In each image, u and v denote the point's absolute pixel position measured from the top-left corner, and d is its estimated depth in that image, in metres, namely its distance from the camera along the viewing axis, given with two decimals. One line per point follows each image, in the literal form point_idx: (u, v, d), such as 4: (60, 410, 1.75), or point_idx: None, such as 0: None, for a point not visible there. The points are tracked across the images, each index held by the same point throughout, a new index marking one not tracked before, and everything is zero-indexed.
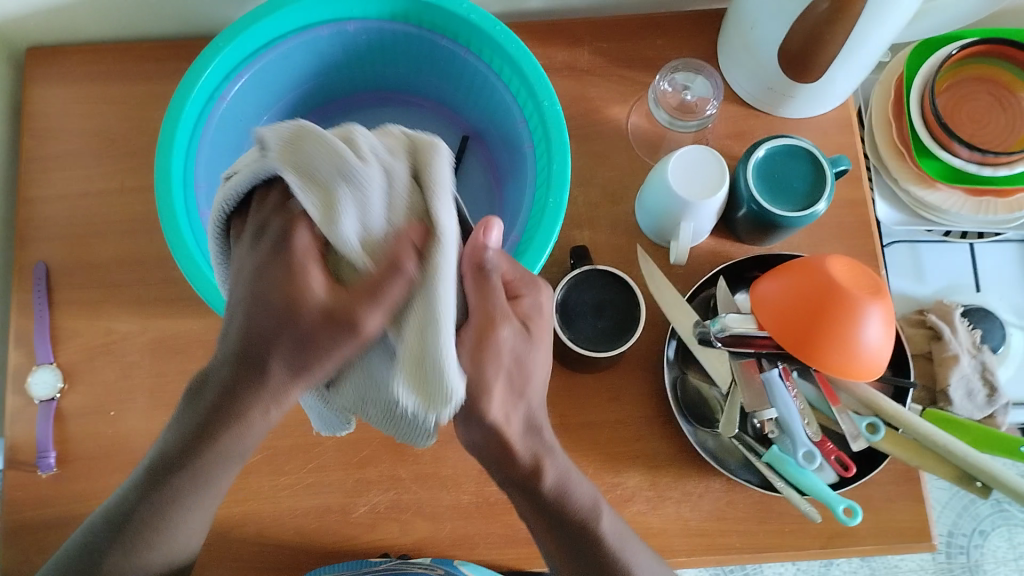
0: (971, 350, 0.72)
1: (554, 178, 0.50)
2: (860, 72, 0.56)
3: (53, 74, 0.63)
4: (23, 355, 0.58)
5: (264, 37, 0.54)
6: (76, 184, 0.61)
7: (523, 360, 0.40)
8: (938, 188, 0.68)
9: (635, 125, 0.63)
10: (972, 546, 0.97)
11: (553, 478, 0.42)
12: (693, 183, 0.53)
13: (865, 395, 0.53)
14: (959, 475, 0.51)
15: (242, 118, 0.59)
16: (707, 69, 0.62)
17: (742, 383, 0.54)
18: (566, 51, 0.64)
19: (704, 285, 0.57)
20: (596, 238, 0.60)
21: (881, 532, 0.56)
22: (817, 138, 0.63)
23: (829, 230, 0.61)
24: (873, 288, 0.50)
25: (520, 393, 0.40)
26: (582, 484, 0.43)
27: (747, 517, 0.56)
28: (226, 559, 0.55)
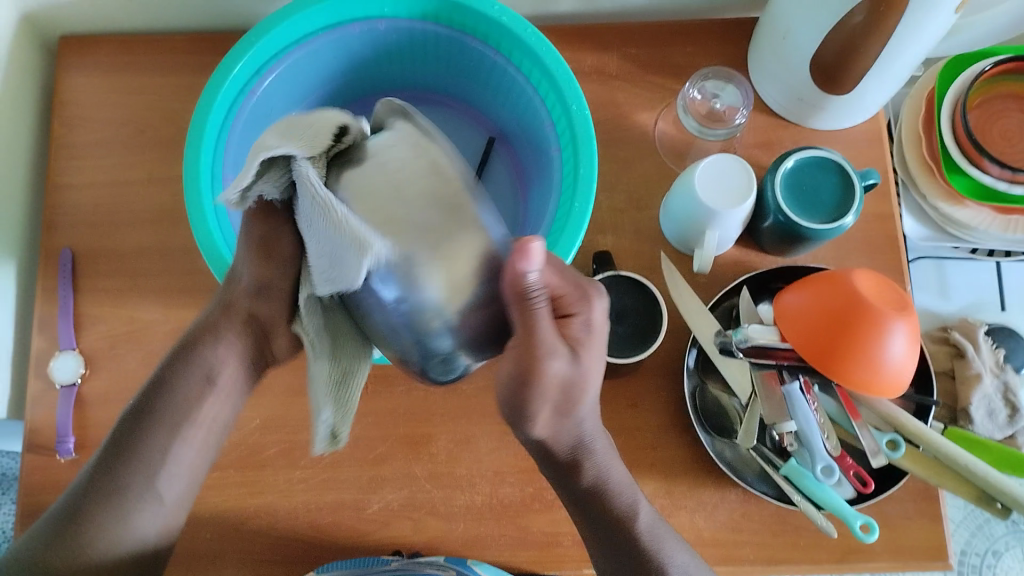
0: (993, 369, 0.72)
1: (580, 183, 0.50)
2: (891, 86, 0.56)
3: (86, 63, 0.64)
4: (48, 340, 0.59)
5: (296, 33, 0.55)
6: (104, 173, 0.62)
7: (573, 387, 0.40)
8: (966, 204, 0.67)
9: (662, 131, 0.63)
10: (985, 566, 0.96)
11: (592, 475, 0.45)
12: (719, 193, 0.53)
13: (887, 411, 0.53)
14: (979, 496, 0.51)
15: (271, 112, 0.59)
16: (737, 78, 0.62)
17: (761, 394, 0.53)
18: (595, 56, 0.64)
19: (726, 295, 0.57)
20: (619, 244, 0.60)
21: (897, 550, 0.55)
22: (846, 151, 0.62)
23: (855, 243, 0.60)
24: (898, 304, 0.50)
25: (567, 413, 0.42)
26: (619, 474, 0.47)
27: (762, 529, 0.55)
28: (239, 549, 0.55)
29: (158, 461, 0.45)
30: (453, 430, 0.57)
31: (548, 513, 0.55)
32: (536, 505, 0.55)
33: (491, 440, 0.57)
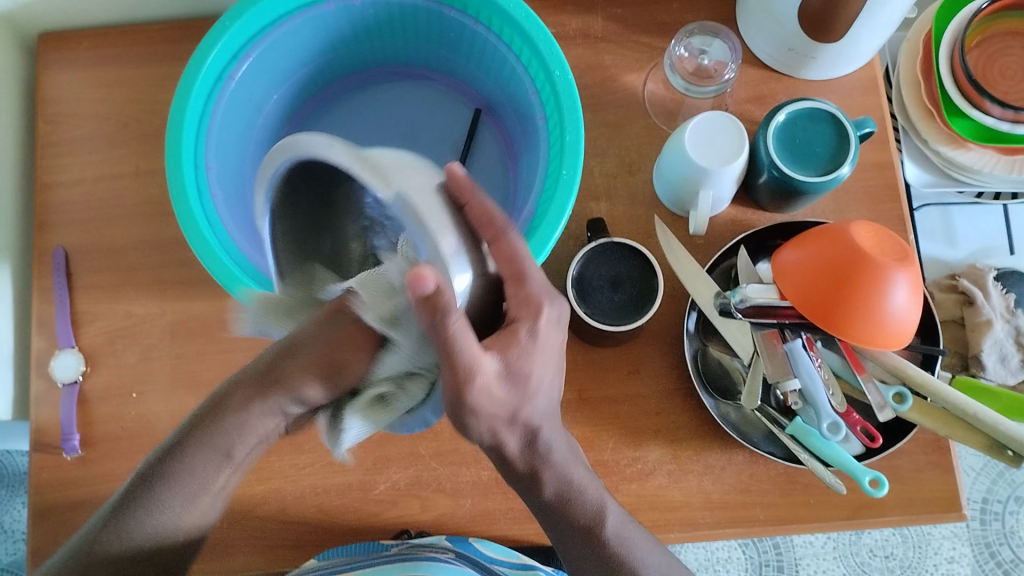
0: (1004, 314, 0.70)
1: (568, 149, 0.49)
2: (884, 29, 0.54)
3: (66, 59, 0.63)
4: (47, 339, 0.59)
5: (271, 14, 0.53)
6: (90, 169, 0.61)
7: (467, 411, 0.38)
8: (970, 147, 0.65)
9: (651, 92, 0.61)
10: (1008, 513, 0.96)
11: (564, 478, 0.44)
12: (711, 151, 0.52)
13: (892, 364, 0.52)
14: (990, 444, 0.50)
15: (253, 97, 0.58)
16: (724, 31, 0.61)
17: (764, 353, 0.52)
18: (579, 18, 0.62)
19: (724, 255, 0.56)
20: (614, 210, 0.59)
21: (909, 503, 0.55)
22: (841, 101, 0.61)
23: (853, 194, 0.59)
24: (898, 254, 0.49)
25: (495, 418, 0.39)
26: (590, 485, 0.45)
27: (771, 489, 0.55)
28: (254, 538, 0.55)
29: (197, 482, 0.44)
30: None
31: None
32: None
33: None
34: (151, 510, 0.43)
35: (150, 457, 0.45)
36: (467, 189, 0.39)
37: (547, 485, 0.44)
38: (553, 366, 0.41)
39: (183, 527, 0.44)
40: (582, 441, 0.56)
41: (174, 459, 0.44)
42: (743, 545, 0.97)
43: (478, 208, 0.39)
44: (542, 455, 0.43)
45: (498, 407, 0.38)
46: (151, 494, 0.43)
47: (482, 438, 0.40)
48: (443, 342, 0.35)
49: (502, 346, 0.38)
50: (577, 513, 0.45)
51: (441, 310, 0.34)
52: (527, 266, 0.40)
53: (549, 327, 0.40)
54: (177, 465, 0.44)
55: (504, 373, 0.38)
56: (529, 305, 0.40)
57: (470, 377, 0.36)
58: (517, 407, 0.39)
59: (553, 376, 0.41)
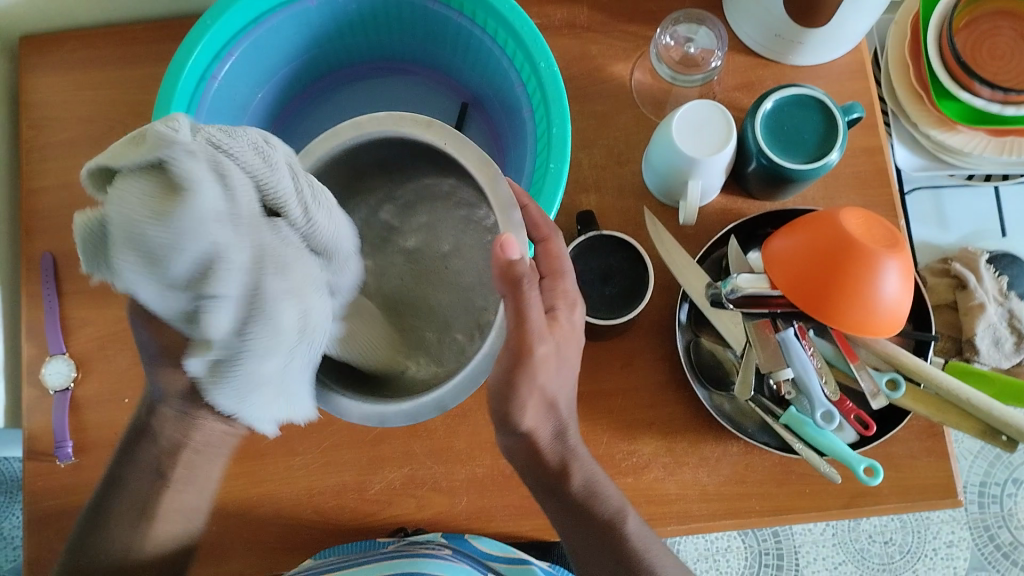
0: (997, 297, 0.70)
1: (555, 142, 0.48)
2: (872, 13, 0.53)
3: (46, 61, 0.62)
4: (37, 346, 0.58)
5: (252, 12, 0.53)
6: (75, 173, 0.61)
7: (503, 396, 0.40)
8: (959, 130, 0.65)
9: (639, 82, 0.61)
10: (1006, 495, 0.96)
11: (581, 482, 0.45)
12: (699, 140, 0.51)
13: (886, 351, 0.51)
14: (984, 430, 0.50)
15: (236, 96, 0.57)
16: (709, 19, 0.60)
17: (757, 343, 0.52)
18: (564, 8, 0.61)
19: (714, 246, 0.56)
20: (603, 202, 0.59)
21: (906, 490, 0.55)
22: (830, 87, 0.60)
23: (844, 181, 0.59)
24: (888, 240, 0.48)
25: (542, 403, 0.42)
26: (609, 486, 0.46)
27: (767, 479, 0.55)
28: (249, 541, 0.55)
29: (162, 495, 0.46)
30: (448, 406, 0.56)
31: None
32: None
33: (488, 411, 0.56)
34: (113, 529, 0.46)
35: (105, 473, 0.48)
36: (525, 195, 0.44)
37: (575, 478, 0.44)
38: (571, 359, 0.43)
39: (171, 539, 0.48)
40: None
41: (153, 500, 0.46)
42: (743, 533, 0.97)
43: (534, 214, 0.44)
44: (567, 445, 0.44)
45: (546, 383, 0.41)
46: (111, 513, 0.46)
47: (522, 422, 0.42)
48: (518, 306, 0.39)
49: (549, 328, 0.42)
50: (597, 511, 0.45)
51: (520, 279, 0.38)
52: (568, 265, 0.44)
53: (580, 321, 0.44)
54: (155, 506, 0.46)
55: (556, 353, 0.41)
56: (567, 299, 0.43)
57: (533, 344, 0.39)
58: (546, 390, 0.42)
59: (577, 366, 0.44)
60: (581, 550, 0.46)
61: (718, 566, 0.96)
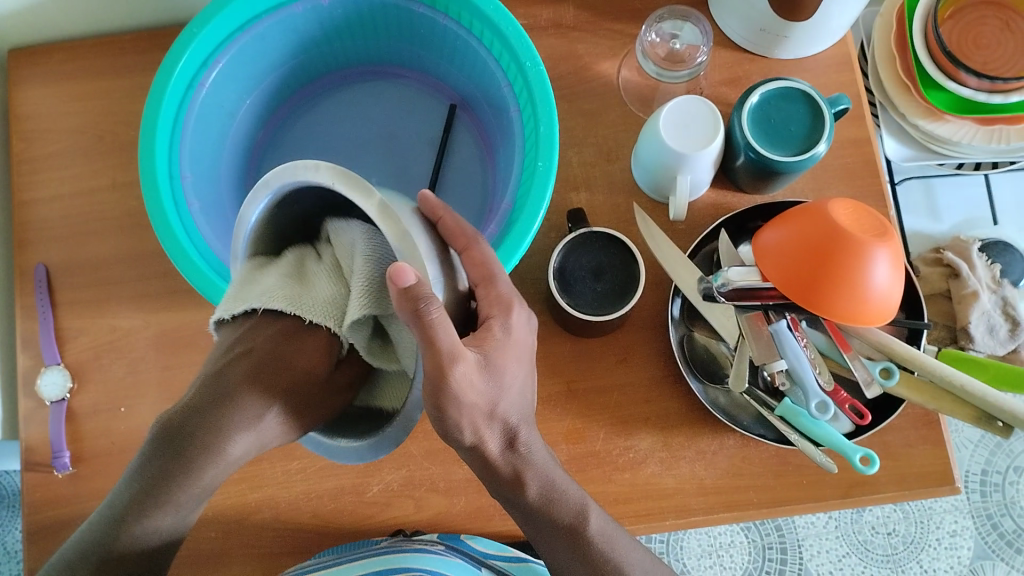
0: (990, 285, 0.70)
1: (542, 141, 0.49)
2: (856, 5, 0.54)
3: (35, 74, 0.63)
4: (32, 357, 0.58)
5: (238, 19, 0.53)
6: (66, 184, 0.61)
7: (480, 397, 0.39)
8: (946, 119, 0.65)
9: (626, 80, 0.61)
10: (1007, 483, 0.97)
11: (537, 488, 0.43)
12: (686, 136, 0.52)
13: (878, 339, 0.51)
14: (979, 416, 0.50)
15: (224, 104, 0.58)
16: (694, 14, 0.60)
17: (750, 336, 0.52)
18: (550, 8, 0.62)
19: (706, 240, 0.56)
20: (593, 199, 0.59)
21: (902, 478, 0.55)
22: (816, 79, 0.61)
23: (833, 172, 0.59)
24: (877, 229, 0.49)
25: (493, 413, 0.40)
26: (564, 482, 0.44)
27: (764, 471, 0.55)
28: (248, 546, 0.55)
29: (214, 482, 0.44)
30: None
31: None
32: None
33: None
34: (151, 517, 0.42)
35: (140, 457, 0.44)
36: (440, 208, 0.42)
37: (530, 487, 0.43)
38: (523, 361, 0.42)
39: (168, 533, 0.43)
40: (572, 434, 0.56)
41: (171, 480, 0.42)
42: (746, 528, 0.97)
43: (451, 224, 0.42)
44: (520, 455, 0.42)
45: (478, 398, 0.38)
46: (156, 500, 0.42)
47: (462, 437, 0.40)
48: (426, 332, 0.35)
49: (477, 343, 0.39)
50: (557, 511, 0.43)
51: (423, 301, 0.34)
52: (496, 270, 0.42)
53: (519, 326, 0.41)
54: (176, 486, 0.42)
55: (482, 366, 0.38)
56: (501, 304, 0.41)
57: (451, 365, 0.36)
58: (494, 401, 0.39)
59: (525, 374, 0.42)
60: (543, 546, 0.45)
61: (722, 562, 0.96)
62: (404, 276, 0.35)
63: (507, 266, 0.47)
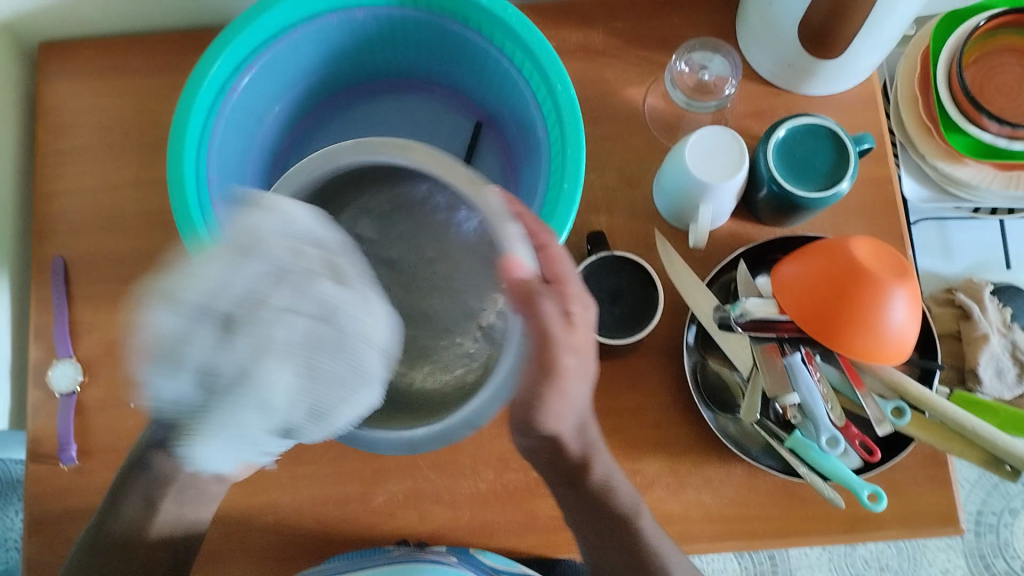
0: (1000, 329, 0.71)
1: (569, 164, 0.49)
2: (883, 46, 0.54)
3: (68, 69, 0.63)
4: (47, 348, 0.59)
5: (273, 26, 0.54)
6: (92, 179, 0.62)
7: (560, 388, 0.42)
8: (966, 162, 0.66)
9: (651, 106, 0.62)
10: (1002, 525, 0.96)
11: None
12: (712, 166, 0.52)
13: (892, 378, 0.52)
14: (988, 460, 0.50)
15: (255, 108, 0.58)
16: (725, 48, 0.62)
17: (763, 367, 0.53)
18: (580, 32, 0.63)
19: (724, 269, 0.56)
20: (614, 222, 0.59)
21: (907, 517, 0.55)
22: (839, 116, 0.61)
23: (852, 209, 0.59)
24: (896, 269, 0.49)
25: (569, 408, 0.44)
26: (623, 483, 0.50)
27: (769, 502, 0.55)
28: (251, 548, 0.55)
29: None
30: None
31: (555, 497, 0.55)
32: (542, 490, 0.55)
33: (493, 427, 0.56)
34: None
35: None
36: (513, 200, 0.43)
37: (595, 471, 0.48)
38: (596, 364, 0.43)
39: None
40: None
41: None
42: (739, 556, 0.97)
43: (530, 220, 0.43)
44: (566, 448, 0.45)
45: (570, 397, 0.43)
46: None
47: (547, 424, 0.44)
48: (507, 282, 0.40)
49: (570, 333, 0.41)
50: (613, 503, 0.49)
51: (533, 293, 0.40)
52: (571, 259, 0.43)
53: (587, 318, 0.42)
54: None
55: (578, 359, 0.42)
56: (569, 297, 0.41)
57: (532, 307, 0.41)
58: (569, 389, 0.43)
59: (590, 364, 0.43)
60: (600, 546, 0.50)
61: None
62: (518, 270, 0.40)
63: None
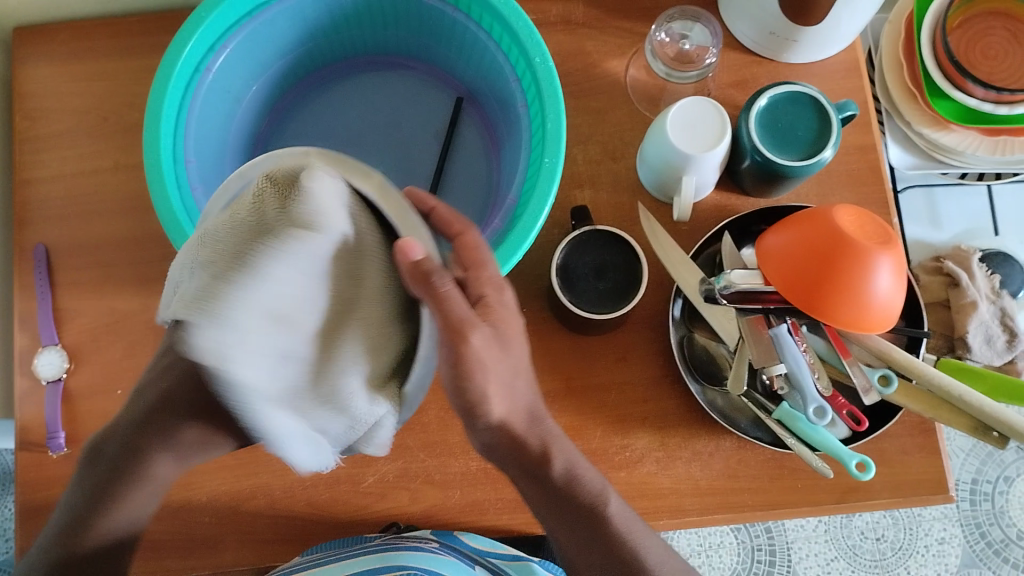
0: (989, 296, 0.71)
1: (549, 137, 0.48)
2: (866, 11, 0.54)
3: (41, 53, 0.62)
4: (30, 336, 0.58)
5: (247, 5, 0.52)
6: (69, 165, 0.61)
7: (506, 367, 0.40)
8: (951, 129, 0.65)
9: (634, 78, 0.61)
10: (997, 493, 0.97)
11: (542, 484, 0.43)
12: (693, 137, 0.52)
13: (878, 348, 0.51)
14: (976, 426, 0.50)
15: (230, 89, 0.57)
16: (704, 15, 0.60)
17: (749, 338, 0.52)
18: (560, 4, 0.62)
19: (710, 241, 0.56)
20: (598, 197, 0.59)
21: (897, 486, 0.55)
22: (824, 84, 0.60)
23: (837, 178, 0.59)
24: (881, 236, 0.48)
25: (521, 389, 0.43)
26: (588, 469, 0.46)
27: (760, 473, 0.55)
28: (242, 532, 0.55)
29: None
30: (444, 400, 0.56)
31: None
32: None
33: None
34: None
35: None
36: (429, 198, 0.44)
37: (555, 462, 0.44)
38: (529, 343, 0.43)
39: None
40: (570, 431, 0.56)
41: None
42: (735, 529, 0.97)
43: (444, 213, 0.43)
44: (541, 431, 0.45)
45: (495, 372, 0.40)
46: None
47: (491, 411, 0.41)
48: (440, 307, 0.37)
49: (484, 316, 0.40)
50: (580, 491, 0.44)
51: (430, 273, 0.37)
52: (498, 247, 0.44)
53: (511, 303, 0.42)
54: None
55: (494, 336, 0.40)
56: (494, 283, 0.41)
57: (466, 336, 0.38)
58: (513, 373, 0.42)
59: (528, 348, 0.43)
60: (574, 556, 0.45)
61: (712, 562, 0.97)
62: (413, 253, 0.37)
63: (506, 265, 0.47)
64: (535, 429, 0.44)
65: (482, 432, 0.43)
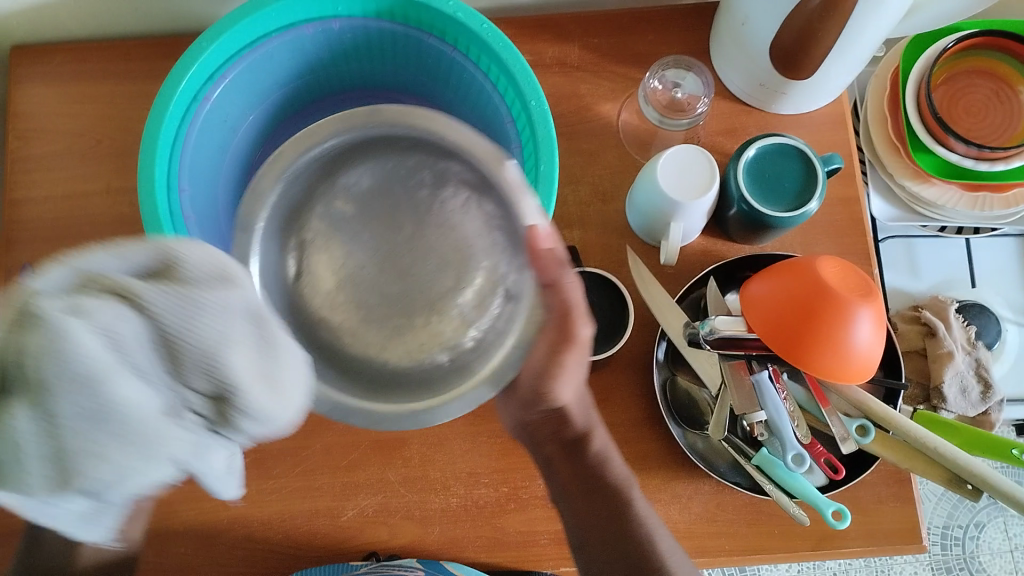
0: (965, 346, 0.72)
1: (542, 180, 0.49)
2: (854, 67, 0.55)
3: (37, 73, 0.62)
4: None
5: (246, 37, 0.53)
6: (60, 185, 0.61)
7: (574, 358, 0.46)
8: (933, 182, 0.67)
9: (626, 122, 0.62)
10: (968, 538, 0.98)
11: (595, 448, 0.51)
12: (683, 184, 0.53)
13: (855, 396, 0.52)
14: (950, 478, 0.50)
15: (227, 117, 0.58)
16: (697, 66, 0.61)
17: (731, 384, 0.53)
18: (556, 46, 0.63)
19: (696, 284, 0.57)
20: (587, 237, 0.60)
21: (872, 534, 0.56)
22: (811, 135, 0.62)
23: (821, 229, 0.60)
24: (862, 290, 0.50)
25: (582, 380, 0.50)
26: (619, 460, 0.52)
27: (737, 518, 0.56)
28: (216, 561, 0.55)
29: None
30: (426, 434, 0.56)
31: (524, 512, 0.55)
32: (511, 505, 0.55)
33: (464, 440, 0.56)
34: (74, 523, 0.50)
35: None
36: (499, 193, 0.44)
37: (594, 441, 0.51)
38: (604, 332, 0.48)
39: None
40: None
41: None
42: None
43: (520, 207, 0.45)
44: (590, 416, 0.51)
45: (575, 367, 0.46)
46: None
47: (560, 397, 0.47)
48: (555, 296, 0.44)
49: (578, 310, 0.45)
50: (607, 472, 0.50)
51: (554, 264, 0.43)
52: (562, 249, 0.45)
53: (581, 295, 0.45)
54: None
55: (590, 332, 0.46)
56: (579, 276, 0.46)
57: (578, 326, 0.44)
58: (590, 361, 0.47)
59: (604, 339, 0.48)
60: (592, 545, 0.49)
61: None
62: (543, 243, 0.42)
63: None
64: (584, 413, 0.50)
65: (533, 412, 0.49)
